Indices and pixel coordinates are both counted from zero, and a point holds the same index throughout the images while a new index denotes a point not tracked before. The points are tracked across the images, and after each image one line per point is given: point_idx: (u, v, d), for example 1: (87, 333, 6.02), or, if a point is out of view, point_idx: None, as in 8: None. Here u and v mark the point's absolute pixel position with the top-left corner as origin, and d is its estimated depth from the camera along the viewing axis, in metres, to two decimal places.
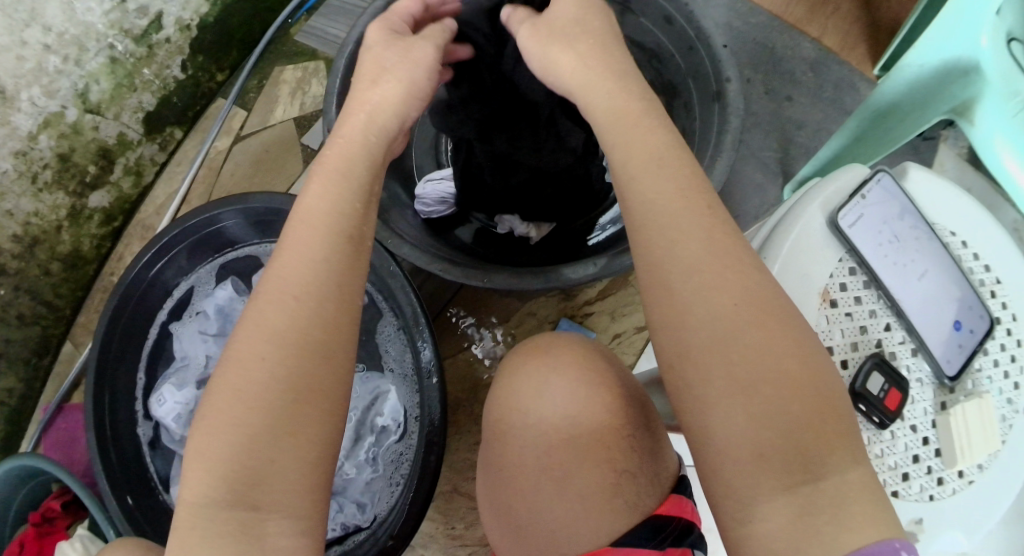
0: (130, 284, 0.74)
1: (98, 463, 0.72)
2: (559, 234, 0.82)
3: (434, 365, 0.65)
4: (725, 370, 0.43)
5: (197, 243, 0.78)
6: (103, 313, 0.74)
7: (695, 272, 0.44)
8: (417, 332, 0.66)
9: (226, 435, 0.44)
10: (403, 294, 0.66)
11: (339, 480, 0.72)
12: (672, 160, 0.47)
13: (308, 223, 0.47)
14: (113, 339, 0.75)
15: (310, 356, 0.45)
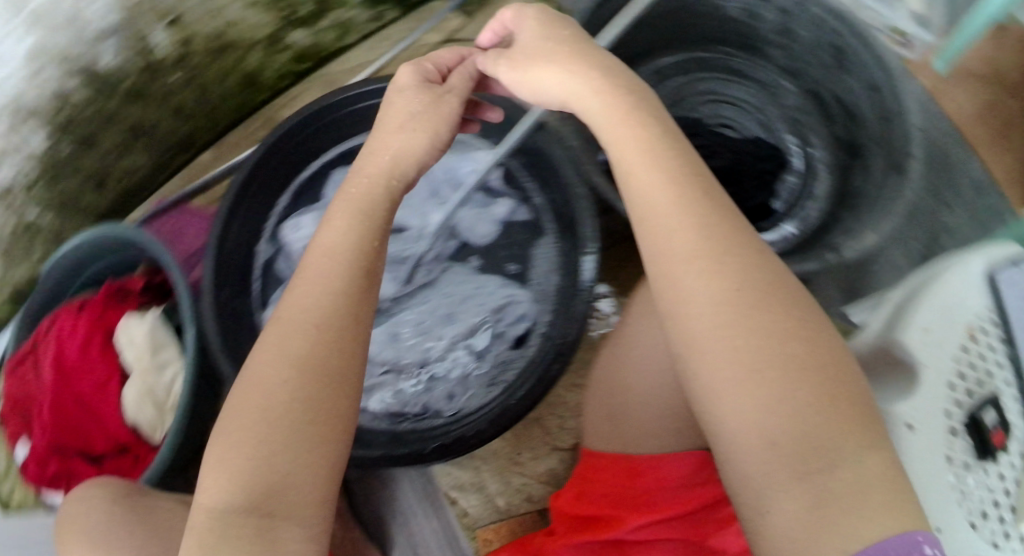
0: (259, 160, 0.92)
1: (217, 348, 0.87)
2: None
3: (592, 284, 0.84)
4: (732, 349, 0.58)
5: (338, 117, 0.96)
6: (232, 184, 0.91)
7: (699, 307, 0.60)
8: (587, 250, 0.84)
9: (249, 451, 0.57)
10: (580, 200, 0.85)
11: (432, 364, 0.90)
12: (676, 179, 0.63)
13: (320, 253, 0.65)
14: (241, 201, 0.92)
15: (331, 378, 0.60)
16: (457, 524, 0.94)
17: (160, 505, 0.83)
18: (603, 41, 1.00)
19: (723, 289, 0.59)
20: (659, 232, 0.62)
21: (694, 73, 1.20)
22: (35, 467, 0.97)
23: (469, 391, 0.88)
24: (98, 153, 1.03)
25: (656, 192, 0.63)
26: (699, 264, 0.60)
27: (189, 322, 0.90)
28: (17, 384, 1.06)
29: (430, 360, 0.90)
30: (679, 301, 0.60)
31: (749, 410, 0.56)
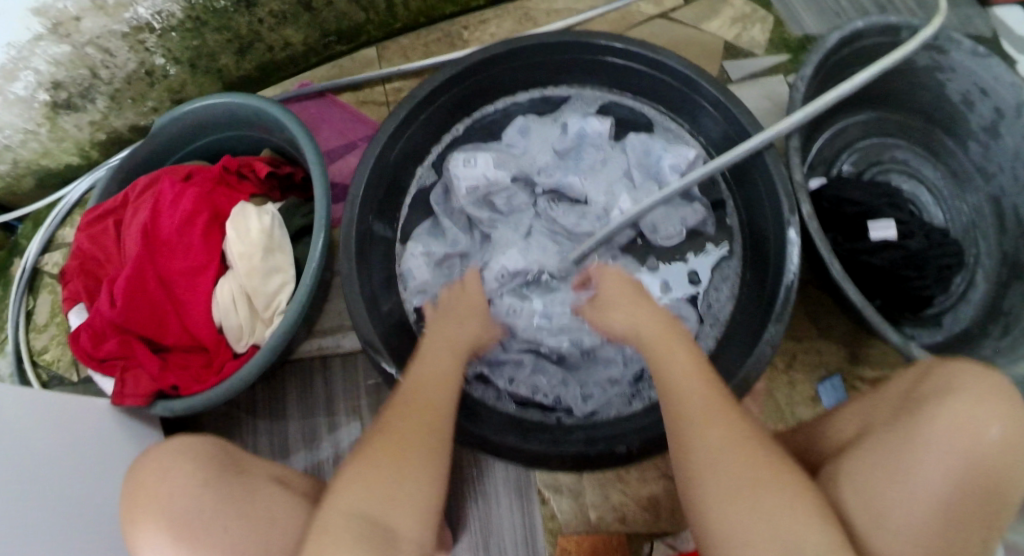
0: (447, 78, 0.80)
1: (309, 279, 0.79)
2: (889, 279, 0.92)
3: (787, 310, 0.75)
4: (717, 444, 0.58)
5: (560, 61, 0.85)
6: (399, 109, 0.79)
7: (701, 431, 0.59)
8: (787, 273, 0.76)
9: (335, 538, 0.53)
10: (793, 238, 0.76)
11: (577, 361, 0.85)
12: (738, 434, 0.58)
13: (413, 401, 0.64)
14: (399, 128, 0.79)
15: (393, 501, 0.56)
16: (541, 525, 0.85)
17: (256, 463, 0.72)
18: (841, 52, 0.89)
19: (746, 451, 0.57)
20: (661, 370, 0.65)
21: (857, 143, 1.02)
22: (93, 339, 0.85)
23: (603, 394, 0.83)
24: (253, 15, 0.95)
25: (677, 376, 0.64)
26: (710, 400, 0.61)
27: (319, 226, 0.80)
28: (91, 241, 0.94)
29: (571, 357, 0.84)
30: (679, 416, 0.61)
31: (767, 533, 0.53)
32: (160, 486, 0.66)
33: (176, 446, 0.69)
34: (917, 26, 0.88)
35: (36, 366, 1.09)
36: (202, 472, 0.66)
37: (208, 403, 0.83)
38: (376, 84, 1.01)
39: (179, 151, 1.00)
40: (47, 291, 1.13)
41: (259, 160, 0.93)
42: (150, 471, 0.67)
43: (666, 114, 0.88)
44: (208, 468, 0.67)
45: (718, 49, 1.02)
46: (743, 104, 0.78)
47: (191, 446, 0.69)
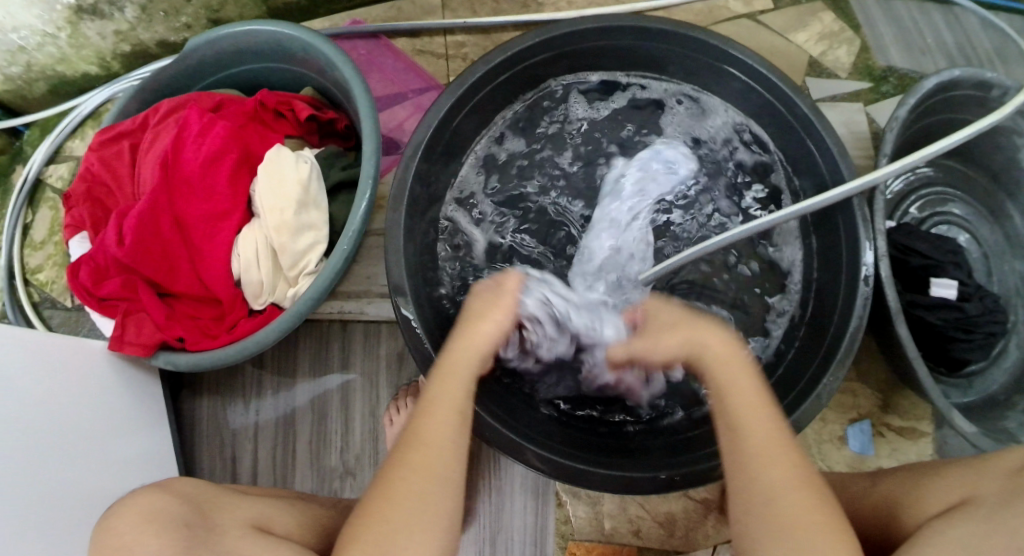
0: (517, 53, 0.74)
1: (346, 246, 0.75)
2: (934, 338, 0.88)
3: (848, 353, 0.72)
4: (771, 501, 0.56)
5: (639, 49, 0.79)
6: (466, 78, 0.73)
7: (762, 474, 0.57)
8: (853, 319, 0.73)
9: (389, 516, 0.55)
10: (864, 286, 0.73)
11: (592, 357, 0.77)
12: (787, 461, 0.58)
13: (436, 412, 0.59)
14: (459, 103, 0.75)
15: (423, 482, 0.57)
16: (552, 527, 0.82)
17: (221, 513, 0.65)
18: (931, 86, 0.83)
19: (802, 500, 0.55)
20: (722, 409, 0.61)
21: (924, 190, 0.97)
22: (95, 275, 0.81)
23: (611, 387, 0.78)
24: None
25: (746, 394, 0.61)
26: (794, 479, 0.56)
27: (366, 181, 0.75)
28: (102, 165, 0.88)
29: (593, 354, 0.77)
30: (743, 494, 0.57)
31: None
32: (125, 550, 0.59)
33: (141, 504, 0.62)
34: (1009, 88, 0.84)
35: (29, 284, 1.02)
36: (166, 538, 0.59)
37: (217, 363, 0.78)
38: (435, 34, 0.93)
39: (213, 76, 0.92)
40: (47, 206, 1.05)
41: (300, 100, 0.86)
42: (117, 533, 0.61)
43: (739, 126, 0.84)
44: (171, 528, 0.60)
45: (801, 64, 0.97)
46: (833, 128, 0.74)
47: (154, 505, 0.62)
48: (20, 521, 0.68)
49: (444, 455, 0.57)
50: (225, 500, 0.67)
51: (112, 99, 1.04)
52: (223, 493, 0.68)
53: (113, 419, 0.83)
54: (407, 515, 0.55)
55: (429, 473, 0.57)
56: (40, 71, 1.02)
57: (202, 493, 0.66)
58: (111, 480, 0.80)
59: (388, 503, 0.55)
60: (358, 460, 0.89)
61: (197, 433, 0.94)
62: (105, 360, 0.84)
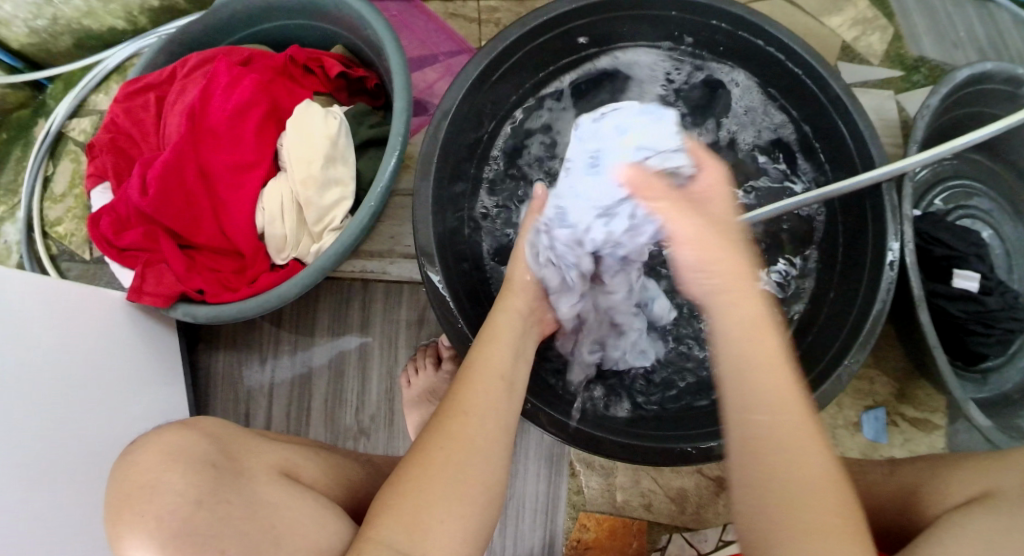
0: (550, 18, 0.75)
1: (372, 202, 0.75)
2: (954, 329, 0.88)
3: (870, 337, 0.72)
4: (761, 455, 0.52)
5: (673, 19, 0.79)
6: (499, 40, 0.73)
7: (764, 426, 0.52)
8: (876, 303, 0.73)
9: (406, 500, 0.53)
10: (889, 270, 0.73)
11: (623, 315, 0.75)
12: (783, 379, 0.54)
13: (478, 371, 0.61)
14: (490, 66, 0.75)
15: (457, 453, 0.55)
16: (564, 496, 0.82)
17: (246, 455, 0.62)
18: (965, 74, 0.82)
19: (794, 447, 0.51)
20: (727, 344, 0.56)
21: (951, 181, 0.96)
22: (116, 226, 0.81)
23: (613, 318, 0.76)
24: None
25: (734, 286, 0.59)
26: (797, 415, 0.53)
27: (394, 140, 0.74)
28: (127, 115, 0.87)
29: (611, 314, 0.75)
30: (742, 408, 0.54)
31: (755, 479, 0.52)
32: (148, 490, 0.54)
33: (167, 442, 0.58)
34: None
35: (48, 237, 1.02)
36: (193, 479, 0.55)
37: (236, 316, 0.78)
38: None
39: (241, 31, 0.91)
40: (68, 159, 1.05)
41: (330, 57, 0.86)
42: (143, 467, 0.56)
43: (745, 103, 0.85)
44: (198, 468, 0.56)
45: (834, 48, 0.97)
46: (867, 110, 0.73)
47: (180, 442, 0.58)
48: (35, 465, 0.68)
49: (479, 424, 0.57)
50: (251, 444, 0.64)
51: (138, 54, 1.04)
52: (245, 435, 0.65)
53: (124, 369, 0.82)
54: (417, 502, 0.52)
55: (464, 439, 0.56)
56: (66, 25, 1.02)
57: (228, 433, 0.63)
58: (120, 428, 0.80)
59: (423, 472, 0.54)
60: (372, 421, 0.89)
61: (210, 388, 0.94)
62: (122, 311, 0.84)
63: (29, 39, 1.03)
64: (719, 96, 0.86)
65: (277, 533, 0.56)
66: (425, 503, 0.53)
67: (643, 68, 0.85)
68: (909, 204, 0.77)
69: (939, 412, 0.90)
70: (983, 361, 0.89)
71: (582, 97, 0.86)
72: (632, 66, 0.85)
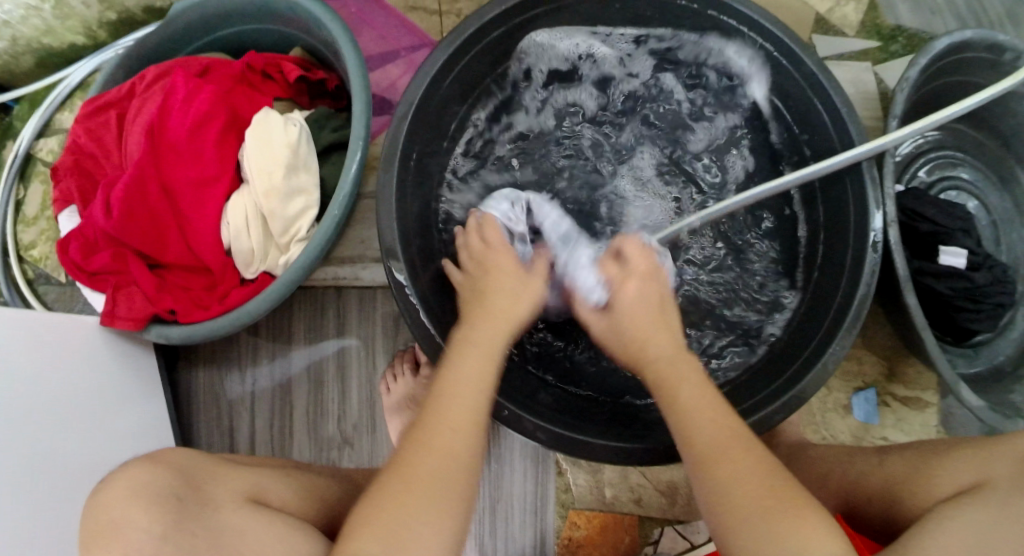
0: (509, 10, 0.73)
1: (338, 209, 0.73)
2: (942, 306, 0.86)
3: (854, 320, 0.70)
4: (717, 440, 0.56)
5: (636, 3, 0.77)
6: (457, 35, 0.71)
7: (701, 406, 0.58)
8: (861, 285, 0.71)
9: (382, 525, 0.52)
10: (872, 252, 0.71)
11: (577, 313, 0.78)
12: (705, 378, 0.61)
13: (456, 386, 0.58)
14: (450, 63, 0.73)
15: (442, 477, 0.54)
16: (552, 495, 0.82)
17: (213, 484, 0.62)
18: (940, 44, 0.80)
19: (725, 427, 0.57)
20: (648, 369, 0.63)
21: (932, 153, 0.94)
22: (83, 250, 0.79)
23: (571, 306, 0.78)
24: None
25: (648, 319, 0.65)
26: (693, 371, 0.61)
27: (356, 143, 0.73)
28: (87, 135, 0.85)
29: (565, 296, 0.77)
30: (670, 394, 0.60)
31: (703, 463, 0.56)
32: (115, 529, 0.57)
33: (132, 480, 0.59)
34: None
35: (23, 261, 1.01)
36: (156, 515, 0.57)
37: (210, 332, 0.77)
38: None
39: (198, 40, 0.89)
40: (38, 180, 1.03)
41: (289, 60, 0.84)
42: (108, 506, 0.58)
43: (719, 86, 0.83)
44: (161, 503, 0.58)
45: (808, 22, 0.94)
46: (841, 87, 0.71)
47: (143, 480, 0.59)
48: (16, 500, 0.68)
49: (468, 445, 0.56)
50: (222, 472, 0.64)
51: (100, 69, 1.02)
52: (216, 463, 0.65)
53: (104, 391, 0.81)
54: (400, 524, 0.52)
55: (448, 463, 0.55)
56: (26, 45, 1.00)
57: (193, 464, 0.63)
58: (104, 452, 0.79)
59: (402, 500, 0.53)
60: (356, 429, 0.88)
61: (193, 404, 0.93)
62: (98, 336, 0.83)
63: None
64: (686, 80, 0.84)
65: None
66: (402, 521, 0.52)
67: (611, 85, 0.84)
68: (887, 180, 0.75)
69: (930, 391, 0.89)
70: (974, 336, 0.88)
71: (551, 89, 0.84)
72: (601, 77, 0.84)
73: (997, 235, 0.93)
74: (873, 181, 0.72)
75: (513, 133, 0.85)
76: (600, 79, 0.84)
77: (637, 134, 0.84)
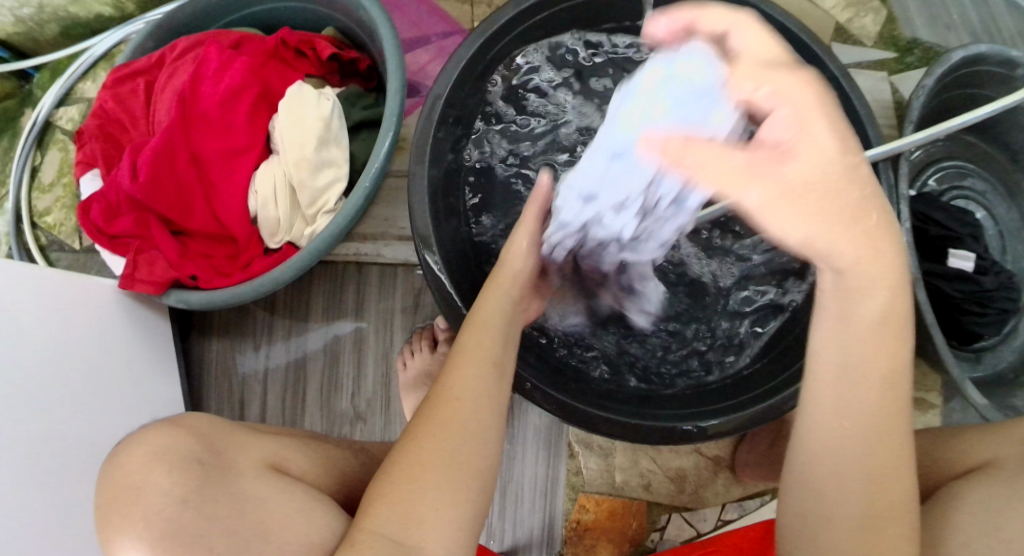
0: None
1: (368, 183, 0.74)
2: (949, 309, 0.88)
3: None
4: (857, 412, 0.50)
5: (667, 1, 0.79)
6: (492, 20, 0.73)
7: (862, 371, 0.50)
8: None
9: (395, 493, 0.52)
10: None
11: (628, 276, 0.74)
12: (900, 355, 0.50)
13: (464, 352, 0.59)
14: (484, 47, 0.74)
15: (448, 442, 0.54)
16: (563, 477, 0.82)
17: (235, 451, 0.62)
18: (958, 55, 0.83)
19: (878, 407, 0.49)
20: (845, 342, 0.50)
21: (944, 162, 0.96)
22: (107, 214, 0.79)
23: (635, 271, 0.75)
24: None
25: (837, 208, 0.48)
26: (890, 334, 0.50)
27: (390, 120, 0.74)
28: (115, 102, 0.86)
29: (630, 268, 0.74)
30: (841, 357, 0.50)
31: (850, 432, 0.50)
32: (136, 490, 0.55)
33: (154, 443, 0.58)
34: None
35: (37, 228, 1.01)
36: (180, 477, 0.56)
37: (231, 300, 0.77)
38: None
39: (231, 16, 0.90)
40: (56, 148, 1.03)
41: (322, 39, 0.85)
42: (130, 467, 0.57)
43: None
44: (184, 467, 0.56)
45: (828, 30, 0.97)
46: (862, 91, 0.73)
47: (165, 443, 0.58)
48: (29, 456, 0.68)
49: (473, 412, 0.56)
50: (242, 439, 0.64)
51: (126, 42, 1.03)
52: (236, 430, 0.65)
53: (117, 357, 0.81)
54: (409, 490, 0.52)
55: (458, 430, 0.55)
56: (52, 14, 1.01)
57: (215, 429, 0.63)
58: (112, 418, 0.79)
59: (413, 467, 0.53)
60: (369, 405, 0.88)
61: (205, 374, 0.93)
62: (114, 302, 0.83)
63: (14, 27, 1.02)
64: None
65: (271, 524, 0.56)
66: (412, 487, 0.52)
67: None
68: (904, 182, 0.77)
69: (935, 392, 0.90)
70: (978, 340, 0.90)
71: None
72: None
73: (1003, 245, 0.95)
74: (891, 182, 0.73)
75: None
76: None
77: None
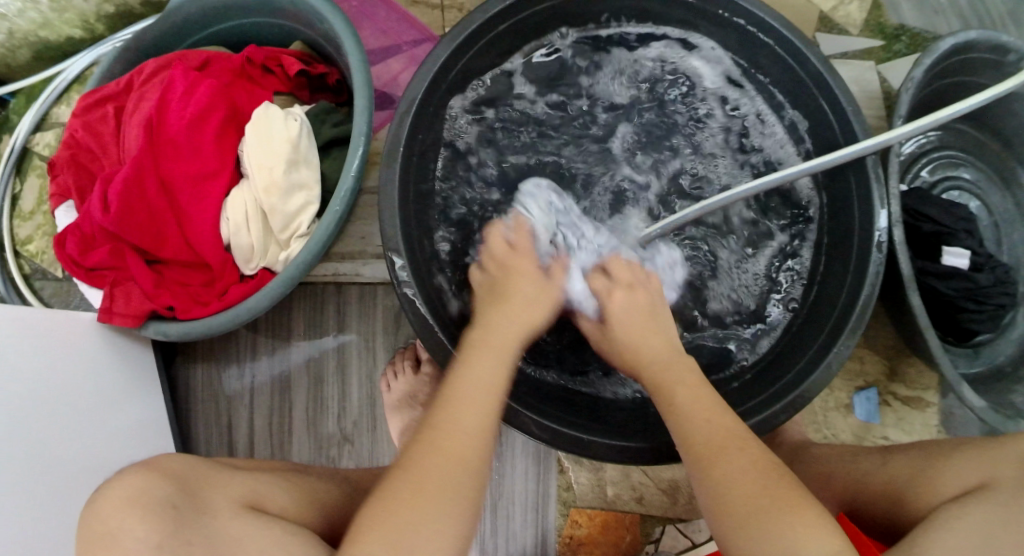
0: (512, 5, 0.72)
1: (339, 204, 0.72)
2: (944, 307, 0.86)
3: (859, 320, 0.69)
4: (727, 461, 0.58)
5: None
6: (460, 31, 0.70)
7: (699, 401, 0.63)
8: (863, 286, 0.70)
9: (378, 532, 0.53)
10: (875, 252, 0.71)
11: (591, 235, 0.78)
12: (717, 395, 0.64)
13: (464, 389, 0.59)
14: (454, 59, 0.72)
15: (441, 482, 0.55)
16: (553, 492, 0.81)
17: (212, 489, 0.61)
18: (946, 44, 0.80)
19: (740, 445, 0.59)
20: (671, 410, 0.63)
21: (935, 152, 0.94)
22: (81, 245, 0.78)
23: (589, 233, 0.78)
24: None
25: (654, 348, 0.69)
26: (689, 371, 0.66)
27: (357, 138, 0.72)
28: (84, 129, 0.84)
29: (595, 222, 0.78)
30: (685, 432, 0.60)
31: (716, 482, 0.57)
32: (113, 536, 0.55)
33: (130, 487, 0.58)
34: None
35: (19, 256, 1.00)
36: (154, 524, 0.55)
37: (210, 329, 0.76)
38: None
39: (197, 33, 0.89)
40: (34, 174, 1.02)
41: (289, 54, 0.83)
42: (102, 517, 0.57)
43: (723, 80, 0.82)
44: (159, 511, 0.56)
45: (812, 19, 0.94)
46: (847, 86, 0.70)
47: (140, 485, 0.58)
48: (14, 498, 0.67)
49: (466, 444, 0.57)
50: (218, 476, 0.63)
51: (97, 62, 1.01)
52: (213, 468, 0.64)
53: (100, 390, 0.80)
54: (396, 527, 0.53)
55: (445, 467, 0.55)
56: (23, 39, 0.99)
57: (192, 469, 0.62)
58: (100, 452, 0.78)
59: (399, 507, 0.53)
60: (356, 426, 0.88)
61: (191, 399, 0.92)
62: (95, 333, 0.82)
63: None
64: (689, 73, 0.82)
65: None
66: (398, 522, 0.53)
67: (613, 79, 0.83)
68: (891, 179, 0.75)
69: (931, 391, 0.89)
70: (975, 336, 0.87)
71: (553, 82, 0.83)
72: (604, 71, 0.83)
73: (999, 236, 0.93)
74: (878, 181, 0.71)
75: (509, 131, 0.83)
76: (601, 72, 0.83)
77: (639, 127, 0.83)
